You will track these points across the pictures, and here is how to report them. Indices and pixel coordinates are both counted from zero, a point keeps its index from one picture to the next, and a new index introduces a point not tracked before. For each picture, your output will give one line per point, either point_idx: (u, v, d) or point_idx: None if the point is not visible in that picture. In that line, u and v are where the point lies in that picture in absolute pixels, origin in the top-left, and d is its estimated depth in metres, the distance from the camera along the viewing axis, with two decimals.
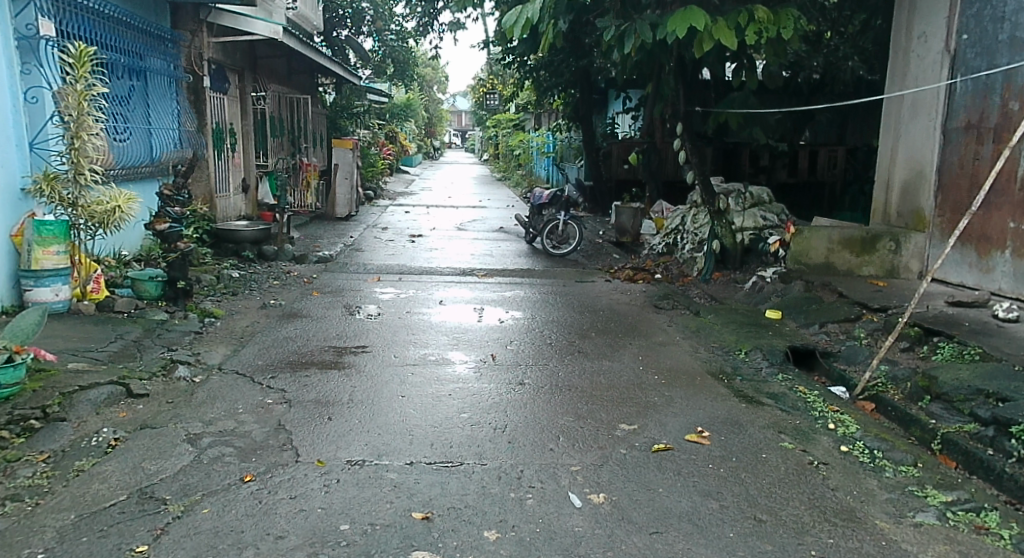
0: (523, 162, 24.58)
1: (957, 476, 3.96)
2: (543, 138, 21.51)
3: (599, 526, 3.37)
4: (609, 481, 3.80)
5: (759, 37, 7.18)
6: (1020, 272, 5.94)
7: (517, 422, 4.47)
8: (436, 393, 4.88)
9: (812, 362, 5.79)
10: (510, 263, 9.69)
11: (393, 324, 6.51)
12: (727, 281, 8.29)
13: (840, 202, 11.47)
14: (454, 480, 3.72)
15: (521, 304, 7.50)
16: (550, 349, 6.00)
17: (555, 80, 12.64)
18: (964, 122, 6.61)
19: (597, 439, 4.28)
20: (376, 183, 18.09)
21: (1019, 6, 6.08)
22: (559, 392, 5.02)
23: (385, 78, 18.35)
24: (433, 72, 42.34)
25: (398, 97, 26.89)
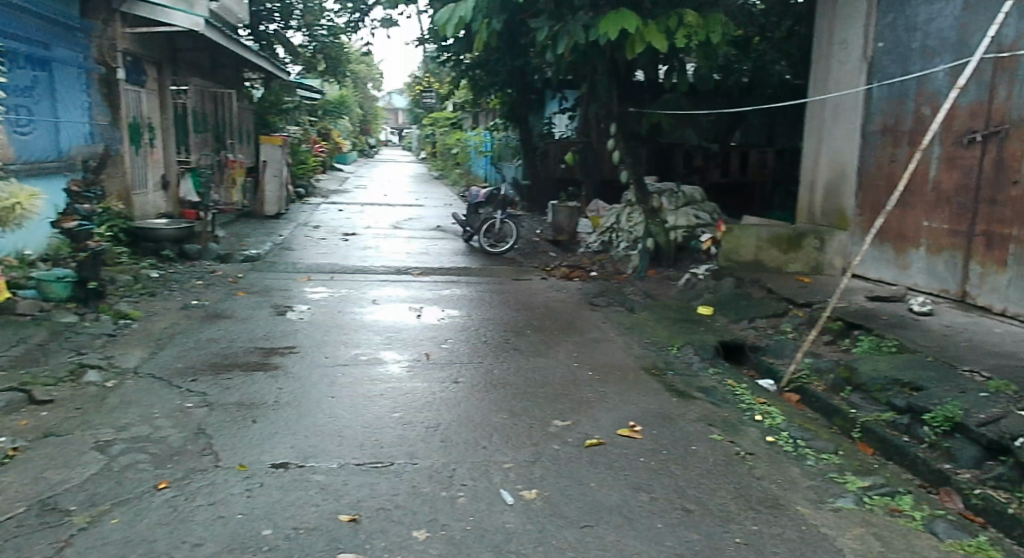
0: (460, 161, 24.52)
1: (875, 462, 4.09)
2: (479, 136, 21.49)
3: (531, 522, 3.36)
4: (541, 477, 3.80)
5: (689, 41, 7.29)
6: (931, 268, 6.18)
7: (450, 421, 4.43)
8: (367, 393, 4.81)
9: (741, 357, 5.93)
10: (447, 262, 9.63)
11: (324, 324, 6.38)
12: (661, 278, 8.40)
13: (769, 203, 11.52)
14: (384, 480, 3.66)
15: (456, 303, 7.44)
16: (485, 347, 5.98)
17: (491, 79, 12.63)
18: (882, 125, 6.84)
19: (530, 435, 4.29)
20: (307, 181, 17.78)
21: (929, 15, 6.27)
22: (493, 390, 5.00)
23: (316, 74, 18.00)
24: (370, 71, 42.10)
25: (330, 94, 26.59)
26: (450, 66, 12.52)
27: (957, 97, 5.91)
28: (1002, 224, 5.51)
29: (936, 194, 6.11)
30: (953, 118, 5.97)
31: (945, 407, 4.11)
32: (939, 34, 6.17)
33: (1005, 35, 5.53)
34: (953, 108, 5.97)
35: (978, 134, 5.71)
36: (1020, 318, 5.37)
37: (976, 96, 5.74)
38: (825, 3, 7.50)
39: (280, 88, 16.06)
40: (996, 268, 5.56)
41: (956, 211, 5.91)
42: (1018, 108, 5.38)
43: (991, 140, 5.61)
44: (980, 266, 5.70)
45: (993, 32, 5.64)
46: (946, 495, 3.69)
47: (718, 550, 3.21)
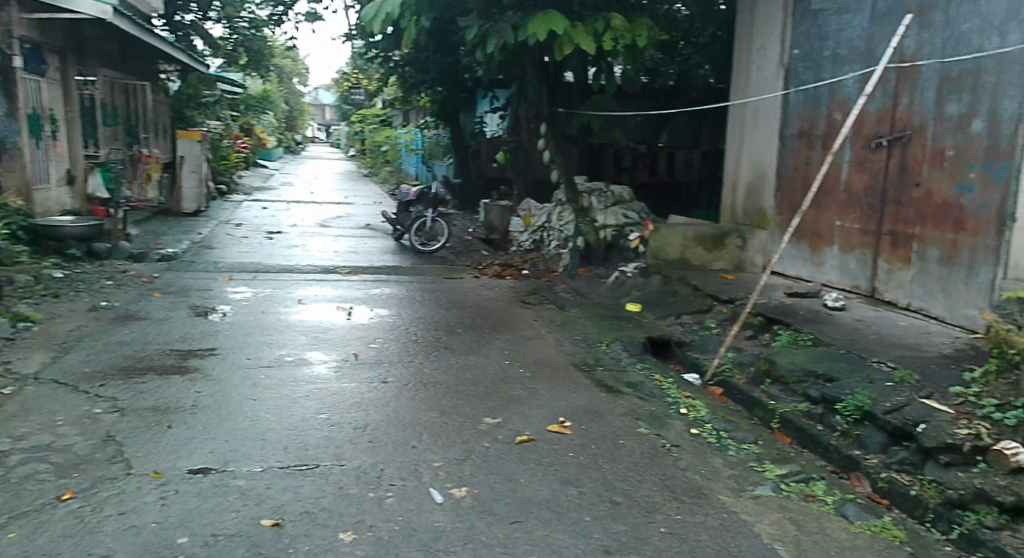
0: (390, 159, 24.30)
1: (792, 450, 4.24)
2: (410, 134, 21.31)
3: (460, 520, 3.35)
4: (471, 475, 3.78)
5: (615, 44, 7.39)
6: (844, 266, 6.42)
7: (379, 421, 4.38)
8: (292, 395, 4.71)
9: (668, 352, 6.04)
10: (375, 261, 9.52)
11: (247, 325, 6.23)
12: (591, 275, 8.49)
13: (695, 201, 11.64)
14: (309, 483, 3.59)
15: (385, 302, 7.36)
16: (415, 346, 5.94)
17: (420, 77, 12.52)
18: (798, 129, 7.07)
19: (460, 434, 4.27)
20: (228, 177, 17.34)
21: (839, 25, 6.51)
22: (424, 389, 4.97)
23: (237, 68, 17.54)
24: (294, 65, 41.26)
25: (253, 89, 25.93)
26: (377, 63, 12.37)
27: (865, 102, 6.14)
28: (906, 224, 5.76)
29: (847, 195, 6.35)
30: (862, 123, 6.21)
31: (855, 397, 4.27)
32: (849, 43, 6.42)
33: (907, 45, 5.78)
34: (861, 113, 6.21)
35: (885, 138, 5.95)
36: (924, 312, 5.62)
37: (882, 102, 5.98)
38: (744, 11, 7.72)
39: (198, 81, 15.57)
40: (901, 265, 5.82)
41: (865, 211, 6.15)
42: (921, 114, 5.63)
43: (896, 144, 5.85)
44: (888, 263, 5.95)
45: (896, 41, 5.89)
46: (856, 480, 3.85)
47: (643, 540, 3.26)
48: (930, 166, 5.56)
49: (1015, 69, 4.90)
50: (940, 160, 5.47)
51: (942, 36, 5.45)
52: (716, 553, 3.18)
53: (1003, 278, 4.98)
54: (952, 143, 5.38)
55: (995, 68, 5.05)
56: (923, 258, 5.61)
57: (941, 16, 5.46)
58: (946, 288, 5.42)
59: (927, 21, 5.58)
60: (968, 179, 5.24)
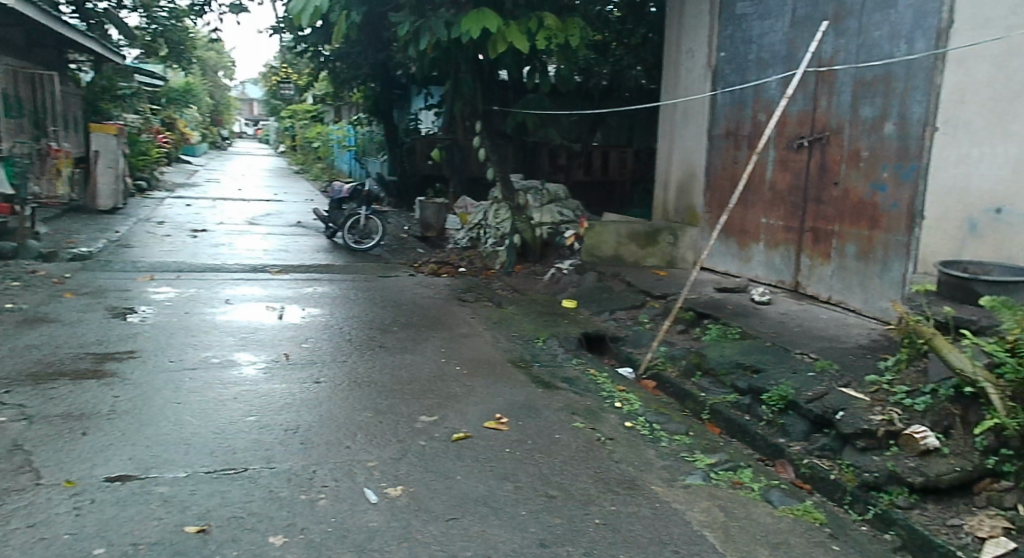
0: (321, 155, 23.94)
1: (720, 440, 4.39)
2: (342, 131, 21.02)
3: (395, 519, 3.36)
4: (406, 474, 3.79)
5: (549, 43, 7.47)
6: (769, 261, 6.65)
7: (311, 422, 4.34)
8: (218, 397, 4.63)
9: (603, 347, 6.16)
10: (306, 259, 9.39)
11: (169, 327, 6.06)
12: (528, 273, 8.56)
13: (629, 201, 11.75)
14: (237, 487, 3.54)
15: (317, 301, 7.27)
16: (349, 345, 5.89)
17: (351, 72, 12.33)
18: (725, 129, 7.27)
19: (396, 433, 4.27)
20: (148, 173, 16.80)
21: (762, 30, 6.74)
22: (358, 388, 4.95)
23: (156, 59, 16.98)
24: (219, 58, 40.20)
25: (175, 81, 25.15)
26: (309, 57, 12.07)
27: (787, 105, 6.37)
28: (826, 221, 6.01)
29: (772, 194, 6.57)
30: (785, 125, 6.43)
31: (780, 387, 4.44)
32: (772, 48, 6.64)
33: (824, 51, 6.03)
34: (783, 115, 6.43)
35: (805, 139, 6.18)
36: (843, 305, 5.87)
37: (803, 105, 6.21)
38: (673, 14, 7.92)
39: (113, 72, 15.04)
40: (822, 260, 6.07)
41: (788, 209, 6.38)
42: (838, 117, 5.87)
43: (815, 145, 6.09)
44: (810, 259, 6.20)
45: (814, 46, 6.13)
46: (781, 466, 4.01)
47: (578, 532, 3.33)
48: (847, 167, 5.81)
49: (923, 75, 5.16)
50: (856, 160, 5.72)
51: (856, 42, 5.71)
52: (648, 542, 3.28)
53: (914, 271, 5.25)
54: (867, 144, 5.62)
55: (905, 73, 5.31)
56: (841, 254, 5.87)
57: (855, 24, 5.71)
58: (863, 282, 5.68)
59: (842, 28, 5.83)
60: (881, 178, 5.50)
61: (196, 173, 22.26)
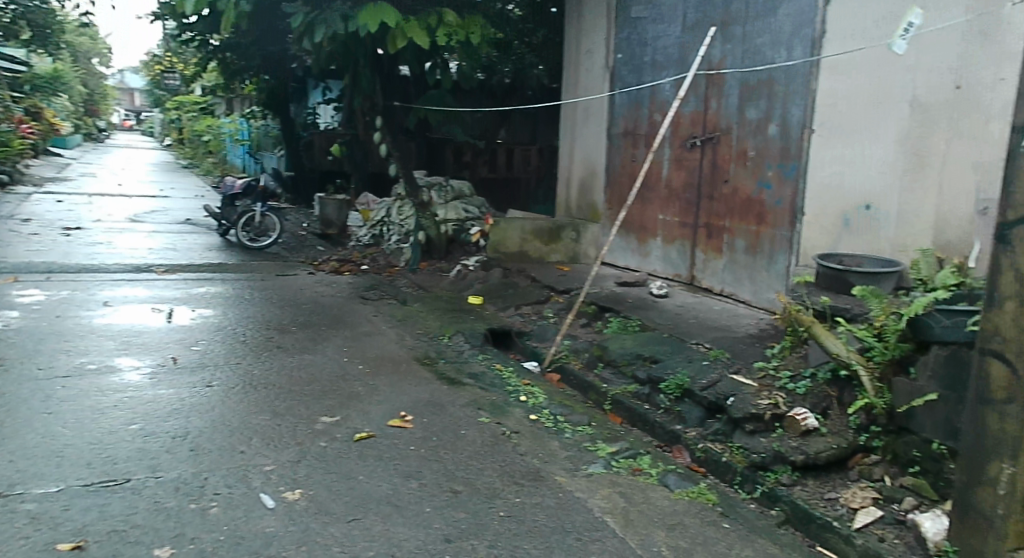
0: (212, 148, 23.14)
1: (621, 429, 4.55)
2: (234, 123, 20.38)
3: (293, 523, 3.34)
4: (305, 476, 3.77)
5: (449, 39, 7.49)
6: (667, 256, 6.91)
7: (202, 428, 4.24)
8: (96, 406, 4.45)
9: (509, 342, 6.25)
10: (197, 258, 9.09)
11: (41, 333, 5.75)
12: (433, 270, 8.59)
13: (534, 197, 11.76)
14: (117, 500, 3.43)
15: (209, 302, 7.06)
16: (242, 347, 5.76)
17: (243, 63, 11.80)
18: (623, 129, 7.48)
19: (294, 436, 4.22)
20: (10, 165, 15.75)
21: (657, 33, 6.97)
22: (254, 391, 4.87)
23: (19, 43, 15.93)
24: (97, 45, 38.11)
25: (44, 68, 23.67)
26: (194, 46, 11.32)
27: (680, 105, 6.63)
28: (718, 217, 6.29)
29: (668, 191, 6.83)
30: (679, 125, 6.70)
31: (677, 376, 4.64)
32: (665, 51, 6.89)
33: (713, 55, 6.31)
34: (678, 115, 6.69)
35: (698, 139, 6.45)
36: (734, 297, 6.18)
37: (695, 106, 6.48)
38: (573, 16, 8.11)
39: None
40: (715, 255, 6.36)
41: (684, 205, 6.65)
42: (727, 118, 6.15)
43: (707, 145, 6.36)
44: (704, 253, 6.48)
45: (704, 50, 6.40)
46: (677, 452, 4.21)
47: (482, 526, 3.40)
48: (736, 165, 6.10)
49: (800, 80, 5.48)
50: (744, 159, 6.02)
51: (742, 48, 6.01)
52: (550, 531, 3.38)
53: (797, 264, 5.57)
54: (753, 144, 5.92)
55: (786, 78, 5.61)
56: (732, 248, 6.16)
57: (740, 31, 6.01)
58: (753, 275, 5.99)
59: (729, 34, 6.12)
60: (766, 176, 5.81)
61: (72, 167, 21.07)
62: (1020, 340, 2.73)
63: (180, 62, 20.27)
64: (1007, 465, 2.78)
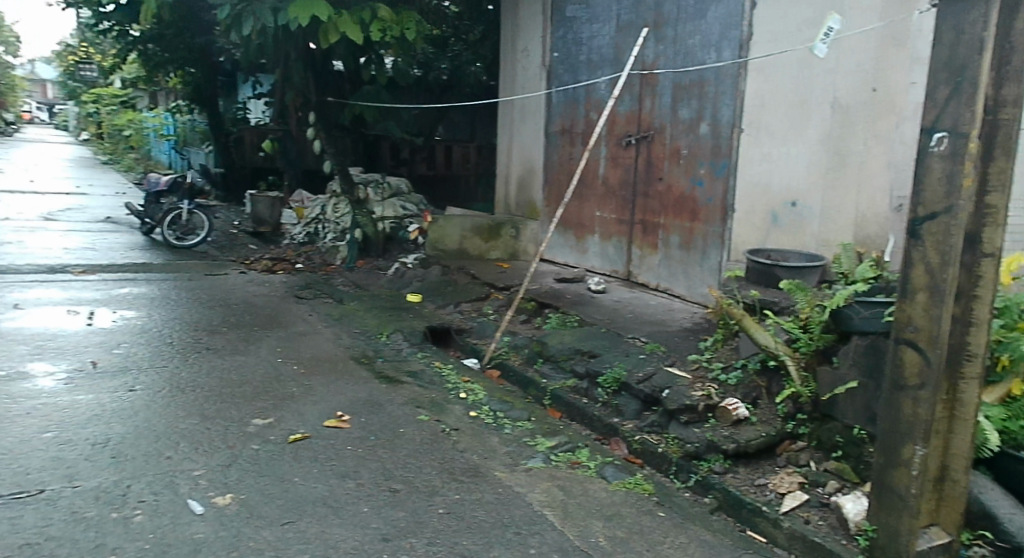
0: (135, 144, 22.39)
1: (560, 424, 4.62)
2: (157, 118, 19.77)
3: (224, 528, 3.30)
4: (237, 481, 3.72)
5: (383, 34, 7.43)
6: (604, 252, 7.03)
7: (124, 434, 4.14)
8: (9, 414, 4.30)
9: (448, 339, 6.26)
10: (120, 258, 8.82)
11: None
12: (371, 268, 8.51)
13: (473, 193, 11.77)
14: (30, 512, 3.33)
15: (133, 303, 6.87)
16: (168, 349, 5.63)
17: (167, 56, 11.49)
18: (560, 127, 7.56)
19: (225, 439, 4.16)
20: None
21: (591, 33, 7.06)
22: (181, 394, 4.77)
23: None
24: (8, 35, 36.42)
25: None
26: (113, 37, 10.96)
27: (616, 105, 6.74)
28: (653, 214, 6.43)
29: (604, 188, 6.93)
30: (614, 123, 6.81)
31: (613, 370, 4.73)
32: (600, 50, 6.99)
33: (646, 55, 6.44)
34: (613, 114, 6.81)
35: (633, 138, 6.57)
36: (669, 292, 6.32)
37: (630, 105, 6.60)
38: (508, 14, 8.17)
39: None
40: (650, 251, 6.49)
41: (620, 203, 6.76)
42: (660, 117, 6.29)
43: (642, 144, 6.49)
44: (640, 250, 6.61)
45: (638, 51, 6.52)
46: (615, 444, 4.30)
47: (421, 523, 3.42)
48: (669, 164, 6.24)
49: (729, 81, 5.64)
50: (677, 158, 6.16)
51: (673, 49, 6.14)
52: (489, 526, 3.42)
53: (727, 259, 5.73)
54: (685, 143, 6.06)
55: (715, 79, 5.77)
56: (667, 244, 6.30)
57: (672, 32, 6.14)
58: (686, 270, 6.14)
59: (661, 35, 6.25)
60: (698, 174, 5.95)
61: None
62: (930, 330, 2.89)
63: (98, 54, 19.54)
64: (919, 447, 2.95)
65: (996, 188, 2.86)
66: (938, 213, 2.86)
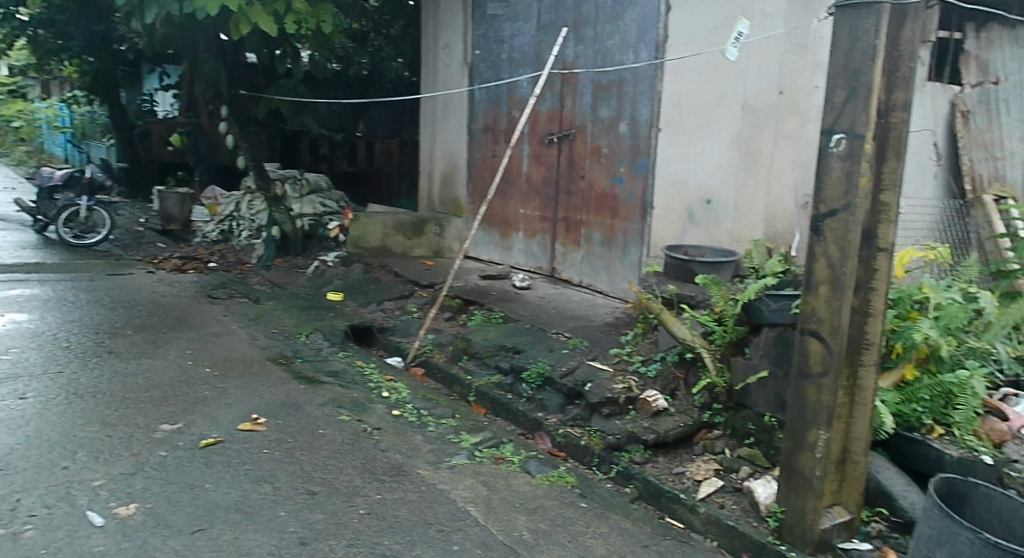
0: (26, 136, 21.12)
1: (485, 420, 4.65)
2: (51, 109, 18.72)
3: (127, 539, 3.17)
4: (142, 490, 3.58)
5: (298, 27, 7.23)
6: (528, 249, 7.10)
7: (16, 444, 3.93)
8: None
9: (371, 338, 6.19)
10: (9, 258, 8.31)
11: None
12: (290, 266, 8.32)
13: (398, 192, 11.30)
14: None
15: (24, 306, 6.50)
16: (66, 354, 5.36)
17: (60, 43, 10.89)
18: (483, 124, 7.57)
19: (129, 447, 3.99)
20: None
21: (512, 31, 7.10)
22: (80, 401, 4.55)
23: None
24: None
25: None
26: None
27: (538, 103, 6.82)
28: (575, 211, 6.53)
29: (528, 186, 7.01)
30: (536, 122, 6.89)
31: (537, 365, 4.78)
32: (521, 48, 7.03)
33: (566, 55, 6.53)
34: (535, 112, 6.89)
35: (555, 136, 6.66)
36: (593, 288, 6.44)
37: (552, 104, 6.69)
38: (430, 10, 8.15)
39: None
40: (574, 247, 6.59)
41: (543, 200, 6.85)
42: (581, 116, 6.39)
43: (564, 142, 6.58)
44: (563, 246, 6.70)
45: (558, 50, 6.60)
46: (539, 438, 4.37)
47: (341, 525, 3.38)
48: (590, 161, 6.34)
49: (647, 82, 5.79)
50: (598, 156, 6.27)
51: (593, 49, 6.26)
52: (411, 525, 3.41)
53: (648, 255, 5.88)
54: (606, 141, 6.18)
55: (633, 79, 5.90)
56: (589, 241, 6.41)
57: (591, 32, 6.25)
58: (608, 266, 6.26)
59: (581, 35, 6.36)
60: (619, 172, 6.08)
61: None
62: (831, 321, 3.07)
63: None
64: (822, 432, 3.12)
65: (889, 186, 3.05)
66: (837, 211, 3.03)
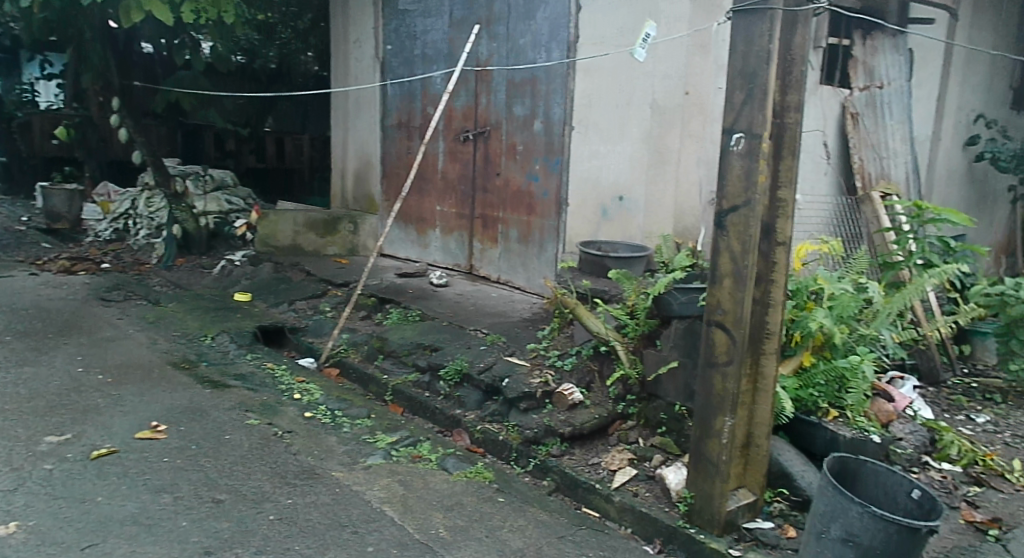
0: None
1: (402, 419, 4.60)
2: None
3: None
4: (24, 506, 3.36)
5: (198, 16, 6.90)
6: (445, 246, 7.09)
7: None
8: None
9: (281, 339, 6.01)
10: None
11: None
12: (193, 266, 7.92)
13: (309, 189, 10.98)
14: None
15: None
16: None
17: None
18: (396, 120, 7.46)
19: (9, 461, 3.73)
20: None
21: (425, 27, 7.03)
22: None
23: None
24: None
25: None
26: None
27: (452, 100, 6.80)
28: (492, 209, 6.55)
29: (444, 183, 6.99)
30: (451, 118, 6.87)
31: (455, 361, 4.77)
32: (433, 44, 6.97)
33: (479, 51, 6.53)
34: (449, 109, 6.87)
35: (470, 133, 6.66)
36: (511, 284, 6.47)
37: (466, 101, 6.68)
38: (340, 4, 7.99)
39: None
40: (491, 244, 6.61)
41: (460, 197, 6.85)
42: (496, 113, 6.41)
43: (479, 139, 6.59)
44: (481, 244, 6.72)
45: (471, 47, 6.61)
46: (457, 435, 4.37)
47: (248, 532, 3.27)
48: (506, 159, 6.37)
49: (559, 80, 5.83)
50: (513, 153, 6.29)
51: (506, 47, 6.28)
52: (325, 528, 3.35)
53: (563, 250, 5.94)
54: (521, 139, 6.21)
55: (546, 77, 5.95)
56: (506, 238, 6.43)
57: (504, 30, 6.27)
58: (525, 263, 6.29)
59: (494, 32, 6.37)
60: (535, 170, 6.10)
61: None
62: (734, 312, 3.21)
63: None
64: (728, 418, 3.26)
65: (786, 184, 3.21)
66: (739, 207, 3.17)
